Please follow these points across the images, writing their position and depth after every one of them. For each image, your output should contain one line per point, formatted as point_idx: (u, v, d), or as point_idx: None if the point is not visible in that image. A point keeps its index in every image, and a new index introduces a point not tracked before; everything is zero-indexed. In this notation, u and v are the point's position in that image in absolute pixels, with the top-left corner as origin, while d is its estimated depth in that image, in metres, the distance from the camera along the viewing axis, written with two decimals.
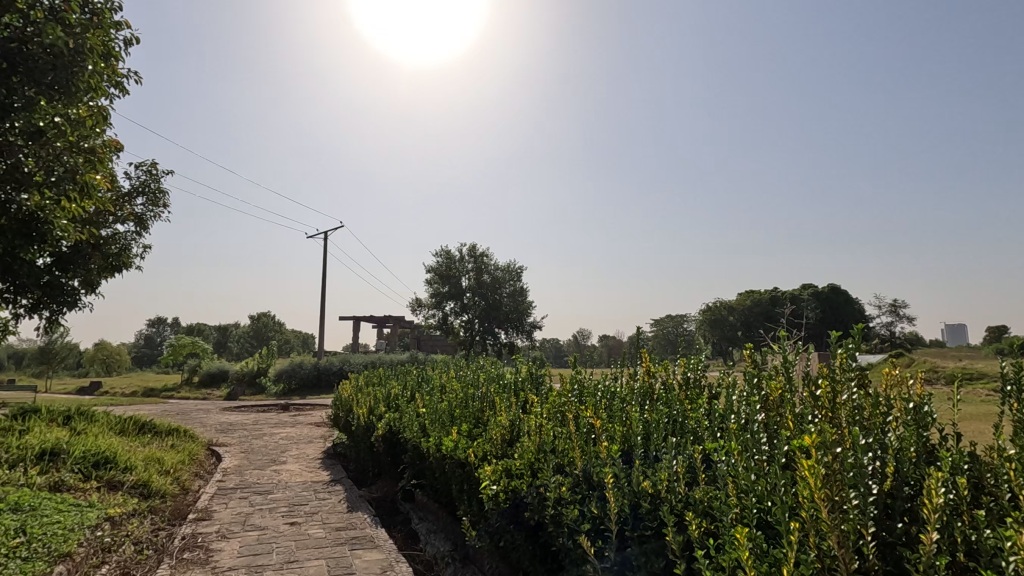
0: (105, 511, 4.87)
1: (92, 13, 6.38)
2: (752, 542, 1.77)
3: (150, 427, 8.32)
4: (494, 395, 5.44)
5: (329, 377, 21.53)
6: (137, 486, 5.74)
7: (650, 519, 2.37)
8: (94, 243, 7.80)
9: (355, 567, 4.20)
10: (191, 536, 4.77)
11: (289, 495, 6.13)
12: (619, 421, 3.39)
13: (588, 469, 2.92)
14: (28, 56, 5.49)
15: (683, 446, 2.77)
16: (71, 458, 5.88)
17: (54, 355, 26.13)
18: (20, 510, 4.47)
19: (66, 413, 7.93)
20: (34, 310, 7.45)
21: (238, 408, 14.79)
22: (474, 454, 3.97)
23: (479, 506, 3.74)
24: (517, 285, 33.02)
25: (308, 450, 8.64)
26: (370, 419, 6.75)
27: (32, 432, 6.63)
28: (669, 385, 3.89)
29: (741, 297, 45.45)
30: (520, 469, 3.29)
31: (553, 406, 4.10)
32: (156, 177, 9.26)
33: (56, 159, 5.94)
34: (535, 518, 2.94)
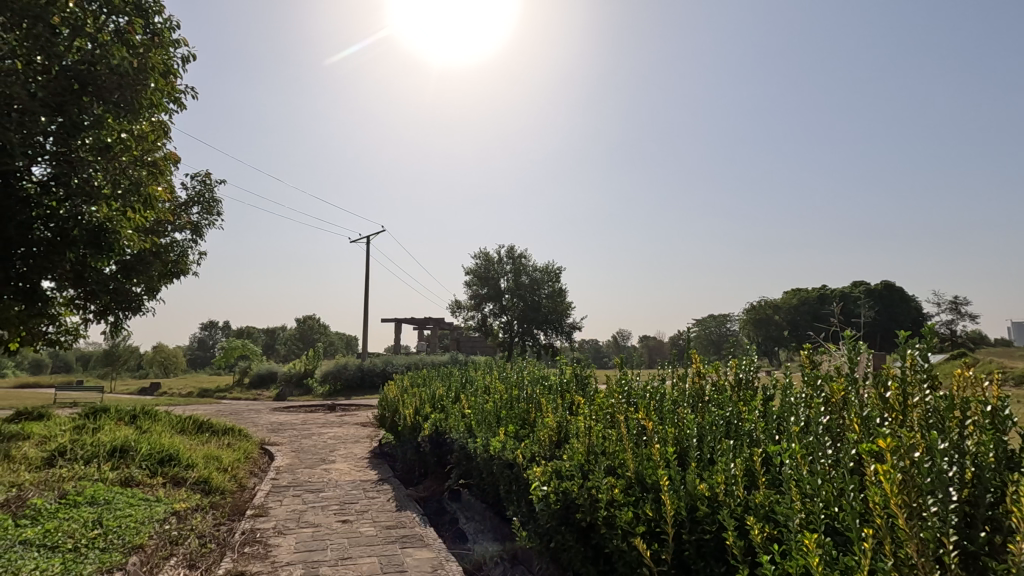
0: (171, 506, 5.13)
1: (153, 33, 6.79)
2: (822, 548, 1.71)
3: (207, 426, 8.68)
4: (540, 396, 5.43)
5: (373, 377, 22.03)
6: (199, 483, 6.02)
7: (709, 523, 2.32)
8: (156, 251, 8.23)
9: (406, 565, 4.29)
10: (250, 531, 4.96)
11: (340, 494, 6.30)
12: (671, 423, 3.34)
13: (640, 471, 2.89)
14: (97, 76, 5.87)
15: (742, 450, 2.71)
16: (138, 456, 6.20)
17: (117, 358, 27.47)
18: (96, 504, 4.77)
19: (132, 413, 8.35)
20: (102, 315, 7.93)
21: (287, 408, 15.28)
22: (522, 455, 3.99)
23: (528, 507, 3.75)
24: (557, 286, 33.05)
25: (356, 450, 8.84)
26: (417, 419, 6.88)
27: (103, 430, 7.03)
28: (720, 387, 3.81)
29: (787, 295, 44.06)
30: (570, 471, 3.26)
31: (602, 408, 4.08)
32: (211, 187, 9.72)
33: (123, 173, 6.35)
34: (588, 520, 2.93)
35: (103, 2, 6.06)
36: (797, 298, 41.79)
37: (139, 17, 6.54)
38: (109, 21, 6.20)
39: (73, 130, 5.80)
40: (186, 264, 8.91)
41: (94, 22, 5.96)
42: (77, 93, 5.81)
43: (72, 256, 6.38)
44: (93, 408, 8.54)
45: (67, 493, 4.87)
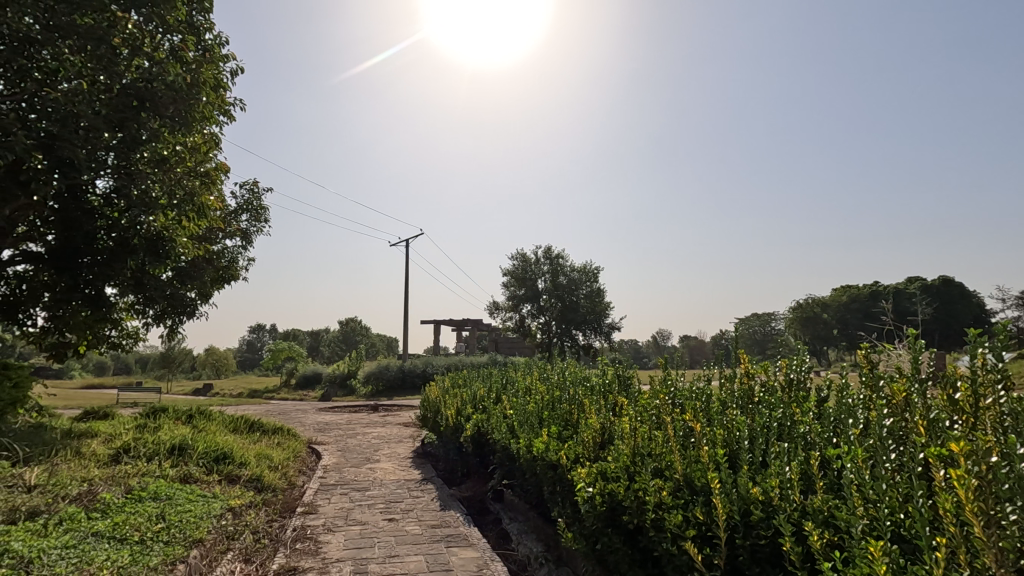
0: (227, 502, 5.34)
1: (204, 49, 7.15)
2: (888, 556, 1.64)
3: (258, 426, 8.99)
4: (582, 397, 5.39)
5: (414, 378, 22.38)
6: (252, 480, 6.25)
7: (764, 527, 2.26)
8: (208, 257, 8.60)
9: (452, 564, 4.33)
10: (301, 528, 5.11)
11: (385, 493, 6.42)
12: (720, 424, 3.27)
13: (689, 474, 2.83)
14: (155, 93, 6.17)
15: (797, 453, 2.62)
16: (195, 453, 6.49)
17: (173, 360, 28.77)
18: (158, 499, 5.01)
19: (189, 413, 8.73)
20: (160, 319, 8.32)
21: (331, 408, 15.67)
22: (566, 456, 3.98)
23: (574, 509, 3.73)
24: (595, 286, 32.86)
25: (399, 450, 8.98)
26: (459, 420, 6.95)
27: (162, 429, 7.38)
28: (771, 387, 3.70)
29: (836, 292, 42.43)
30: (616, 472, 3.22)
31: (647, 409, 4.03)
32: (258, 195, 10.08)
33: (178, 184, 6.71)
34: (635, 522, 2.90)
35: (158, 22, 6.39)
36: (846, 295, 40.14)
37: (190, 35, 6.89)
38: (164, 39, 6.61)
39: (133, 144, 6.11)
40: (236, 270, 9.25)
41: (151, 42, 6.38)
42: (136, 109, 6.10)
43: (132, 264, 6.78)
44: (153, 408, 8.97)
45: (132, 489, 5.14)
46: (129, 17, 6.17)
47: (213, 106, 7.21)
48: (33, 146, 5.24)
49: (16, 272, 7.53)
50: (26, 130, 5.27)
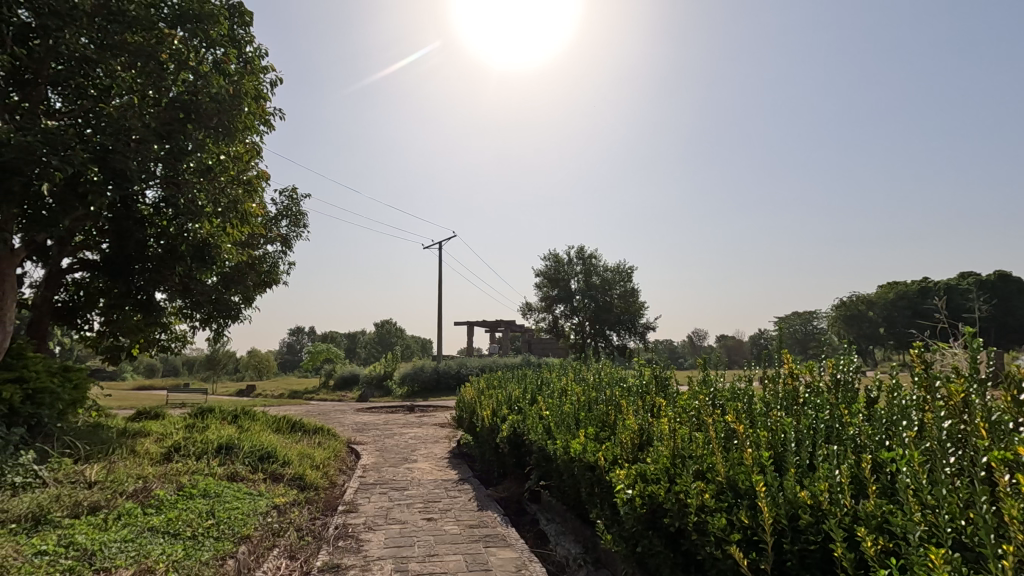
0: (272, 500, 5.51)
1: (245, 61, 7.41)
2: (950, 564, 1.57)
3: (299, 426, 9.23)
4: (619, 398, 5.34)
5: (448, 379, 22.63)
6: (295, 479, 6.43)
7: (813, 533, 2.19)
8: (250, 262, 8.89)
9: (491, 564, 4.35)
10: (343, 526, 5.22)
11: (423, 492, 6.51)
12: (764, 426, 3.19)
13: (732, 476, 2.77)
14: (200, 105, 6.44)
15: (847, 457, 2.54)
16: (241, 452, 6.71)
17: (217, 362, 29.84)
18: (208, 496, 5.21)
19: (234, 413, 9.04)
20: (207, 323, 8.62)
21: (369, 409, 15.99)
22: (604, 457, 3.94)
23: (613, 511, 3.70)
24: (628, 286, 32.56)
25: (436, 450, 9.09)
26: (494, 421, 6.98)
27: (209, 429, 7.65)
28: (816, 388, 3.58)
29: (881, 289, 40.84)
30: (656, 474, 3.18)
31: (687, 410, 3.96)
32: (297, 201, 10.36)
33: (222, 192, 6.97)
34: (676, 525, 2.85)
35: (202, 37, 6.68)
36: (893, 292, 38.60)
37: (233, 48, 7.15)
38: (208, 53, 6.86)
39: (180, 155, 6.33)
40: (277, 274, 9.53)
41: (196, 57, 6.63)
42: (182, 121, 6.39)
43: (180, 269, 7.07)
44: (201, 408, 9.32)
45: (184, 486, 5.35)
46: (175, 33, 6.47)
47: (254, 116, 7.45)
48: (89, 160, 5.50)
49: (73, 280, 7.89)
50: (83, 144, 5.57)
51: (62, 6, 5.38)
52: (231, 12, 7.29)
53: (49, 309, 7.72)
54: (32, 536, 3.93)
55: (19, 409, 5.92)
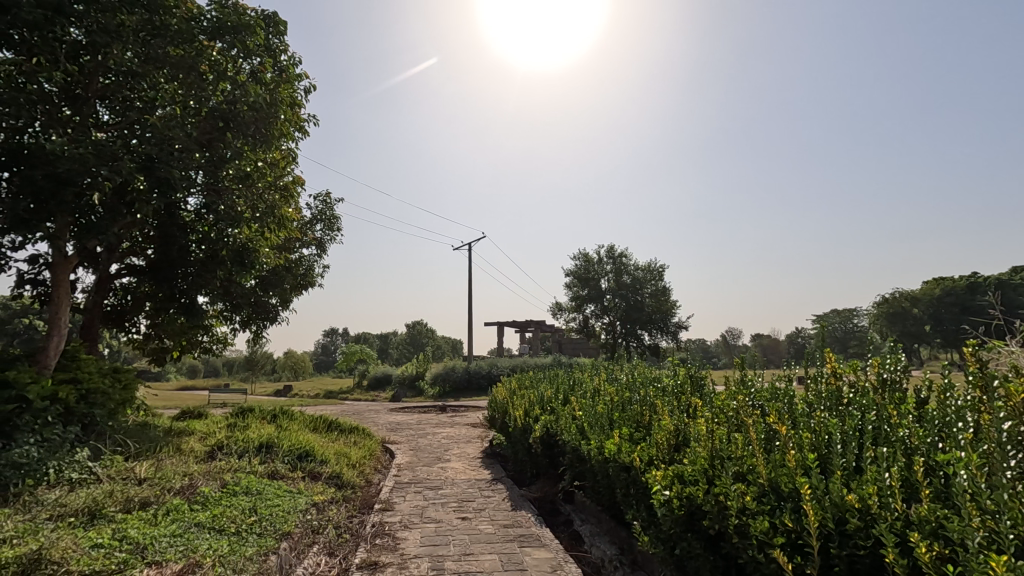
0: (311, 498, 5.64)
1: (280, 69, 7.62)
2: (1012, 573, 1.50)
3: (336, 425, 9.42)
4: (653, 398, 5.29)
5: (480, 380, 22.75)
6: (332, 477, 6.57)
7: (862, 537, 2.12)
8: (287, 266, 9.12)
9: (526, 564, 4.36)
10: (379, 524, 5.31)
11: (457, 491, 6.55)
12: (806, 427, 3.11)
13: (774, 478, 2.70)
14: (238, 115, 6.65)
15: (896, 459, 2.45)
16: (281, 451, 6.89)
17: (255, 363, 30.72)
18: (250, 493, 5.37)
19: (273, 413, 9.28)
20: (246, 325, 8.87)
21: (402, 409, 16.24)
22: (640, 458, 3.90)
23: (649, 512, 3.66)
24: (659, 285, 32.18)
25: (469, 450, 9.16)
26: (527, 421, 6.97)
27: (250, 428, 7.87)
28: (861, 388, 3.46)
29: (927, 285, 39.24)
30: (693, 475, 3.13)
31: (725, 411, 3.89)
32: (330, 205, 10.57)
33: (260, 198, 7.18)
34: (716, 528, 2.80)
35: (240, 47, 6.90)
36: (939, 288, 37.01)
37: (268, 57, 7.37)
38: (245, 63, 7.07)
39: (220, 162, 6.54)
40: (313, 277, 9.75)
41: (234, 67, 6.89)
42: (222, 130, 6.72)
43: (221, 273, 7.31)
44: (242, 408, 9.60)
45: (227, 483, 5.53)
46: (213, 45, 6.72)
47: (289, 123, 7.65)
48: (136, 169, 5.73)
49: (121, 284, 8.23)
50: (130, 154, 5.81)
51: (110, 23, 5.63)
52: (266, 22, 7.50)
53: (99, 313, 8.07)
54: (89, 529, 4.12)
55: (74, 408, 6.22)
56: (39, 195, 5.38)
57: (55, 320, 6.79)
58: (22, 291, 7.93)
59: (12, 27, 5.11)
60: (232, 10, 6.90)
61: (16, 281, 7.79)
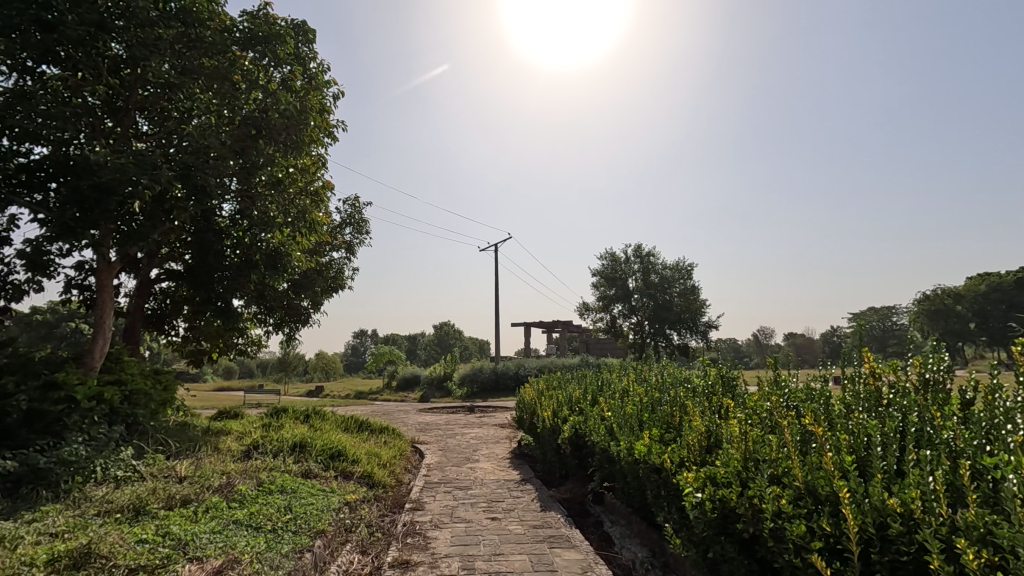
0: (343, 497, 5.74)
1: (310, 77, 7.79)
2: None
3: (366, 426, 9.57)
4: (683, 398, 5.23)
5: (507, 380, 22.82)
6: (364, 477, 6.67)
7: (905, 543, 2.05)
8: (318, 269, 9.31)
9: (556, 565, 4.35)
10: (410, 523, 5.38)
11: (486, 492, 6.58)
12: (844, 429, 3.02)
13: (811, 481, 2.63)
14: (269, 122, 6.90)
15: (941, 463, 2.36)
16: (314, 451, 7.03)
17: (288, 364, 31.34)
18: (285, 491, 5.50)
19: (306, 413, 9.48)
20: (279, 327, 9.07)
21: (431, 409, 16.41)
22: (670, 459, 3.85)
23: (681, 514, 3.61)
24: (688, 284, 31.73)
25: (497, 450, 9.20)
26: (555, 422, 6.96)
27: (283, 428, 8.05)
28: (902, 388, 3.35)
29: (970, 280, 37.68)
30: (726, 478, 3.07)
31: (758, 413, 3.81)
32: (359, 209, 10.75)
33: (292, 204, 7.36)
34: (750, 531, 2.75)
35: (271, 57, 7.10)
36: (983, 284, 35.50)
37: (298, 65, 7.54)
38: (276, 71, 7.25)
39: (252, 169, 6.74)
40: (343, 280, 9.92)
41: (265, 76, 7.08)
42: (253, 137, 6.90)
43: (254, 277, 7.51)
44: (276, 408, 9.84)
45: (263, 482, 5.67)
46: (246, 55, 6.92)
47: (319, 129, 7.81)
48: (174, 178, 5.92)
49: (161, 289, 8.52)
50: (168, 163, 6.01)
51: (148, 36, 5.84)
52: (296, 31, 7.68)
53: (141, 316, 8.37)
54: (134, 525, 4.28)
55: (119, 408, 6.46)
56: (84, 204, 5.62)
57: (100, 324, 7.08)
58: (69, 296, 8.29)
59: (58, 44, 5.45)
60: (263, 21, 7.10)
61: (64, 287, 8.14)
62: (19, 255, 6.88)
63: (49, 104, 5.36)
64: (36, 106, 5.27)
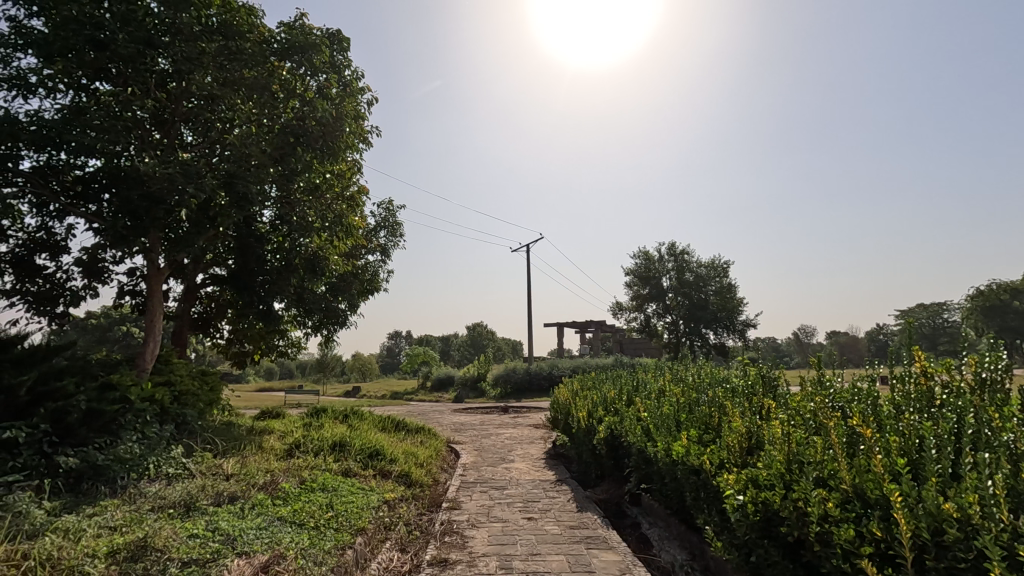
0: (382, 496, 5.84)
1: (345, 84, 7.96)
2: None
3: (403, 425, 9.72)
4: (722, 399, 5.13)
5: (541, 381, 22.80)
6: (402, 476, 6.77)
7: (962, 550, 1.97)
8: (354, 272, 9.51)
9: (594, 566, 4.33)
10: (448, 522, 5.43)
11: (522, 492, 6.59)
12: (893, 430, 2.92)
13: (860, 485, 2.54)
14: (307, 129, 7.11)
15: (1002, 466, 2.25)
16: (354, 450, 7.19)
17: (327, 366, 31.99)
18: (327, 489, 5.63)
19: (344, 413, 9.70)
20: (318, 329, 9.29)
21: (466, 409, 16.56)
22: (710, 461, 3.79)
23: (721, 516, 3.56)
24: (725, 282, 31.07)
25: (532, 450, 9.22)
26: (591, 423, 6.92)
27: (323, 428, 8.25)
28: (956, 389, 3.21)
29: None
30: (769, 480, 3.00)
31: (802, 415, 3.71)
32: (393, 212, 10.94)
33: (329, 209, 7.56)
34: (795, 535, 2.68)
35: (307, 66, 7.29)
36: None
37: (333, 73, 7.72)
38: (313, 80, 7.45)
39: (291, 175, 6.94)
40: (378, 282, 10.09)
41: (302, 84, 7.27)
42: (292, 145, 7.04)
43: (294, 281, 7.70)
44: (316, 408, 10.09)
45: (305, 480, 5.83)
46: (283, 65, 7.13)
47: (354, 136, 7.99)
48: (218, 186, 6.14)
49: (206, 293, 8.85)
50: (213, 172, 6.23)
51: (192, 51, 6.06)
52: (331, 40, 7.87)
53: (188, 320, 8.71)
54: (187, 520, 4.47)
55: (170, 408, 6.75)
56: (135, 213, 5.89)
57: (150, 328, 7.41)
58: (122, 302, 8.70)
59: (109, 61, 5.81)
60: (300, 31, 7.30)
61: (117, 292, 8.55)
62: (76, 263, 7.26)
63: (102, 118, 5.63)
64: (90, 121, 5.54)
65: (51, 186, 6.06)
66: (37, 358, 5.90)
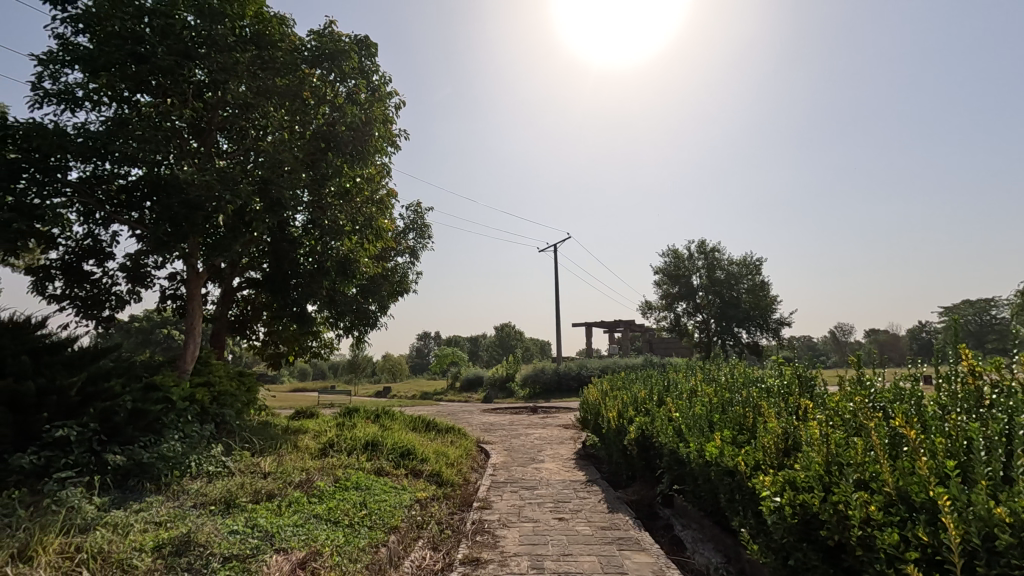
0: (414, 495, 5.91)
1: (373, 89, 8.08)
2: None
3: (433, 425, 9.81)
4: (757, 399, 5.02)
5: (570, 381, 22.70)
6: (433, 476, 6.83)
7: (1017, 556, 1.88)
8: (384, 274, 9.66)
9: (626, 568, 4.29)
10: (479, 521, 5.46)
11: (552, 492, 6.59)
12: (939, 432, 2.81)
13: (904, 488, 2.46)
14: (337, 134, 7.26)
15: None
16: (386, 450, 7.29)
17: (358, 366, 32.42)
18: (360, 488, 5.73)
19: (376, 413, 9.85)
20: (349, 331, 9.45)
21: (496, 410, 16.61)
22: (745, 462, 3.72)
23: (758, 519, 3.49)
24: (757, 280, 30.41)
25: (561, 450, 9.20)
26: (621, 423, 6.86)
27: (356, 427, 8.39)
28: (1007, 388, 3.07)
29: None
30: (807, 482, 2.93)
31: (841, 416, 3.60)
32: (421, 214, 11.06)
33: (359, 213, 7.70)
34: (836, 539, 2.61)
35: (337, 72, 7.43)
36: None
37: (362, 78, 7.85)
38: (342, 86, 7.59)
39: (322, 180, 7.09)
40: (408, 284, 10.22)
41: (332, 90, 7.41)
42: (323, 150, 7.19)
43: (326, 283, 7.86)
44: (348, 408, 10.27)
45: (339, 479, 5.94)
46: (314, 72, 7.29)
47: (383, 139, 8.10)
48: (253, 192, 6.31)
49: (242, 296, 9.11)
50: (248, 178, 6.41)
51: (227, 61, 6.24)
52: (359, 46, 8.00)
53: (225, 322, 8.97)
54: (227, 516, 4.61)
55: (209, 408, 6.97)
56: (175, 220, 6.10)
57: (190, 330, 7.66)
58: (164, 305, 9.02)
59: (149, 73, 6.02)
60: (329, 38, 7.44)
61: (159, 296, 8.88)
62: (121, 268, 7.56)
63: (143, 129, 5.86)
64: (132, 132, 5.77)
65: (97, 195, 6.32)
66: (86, 359, 6.17)
